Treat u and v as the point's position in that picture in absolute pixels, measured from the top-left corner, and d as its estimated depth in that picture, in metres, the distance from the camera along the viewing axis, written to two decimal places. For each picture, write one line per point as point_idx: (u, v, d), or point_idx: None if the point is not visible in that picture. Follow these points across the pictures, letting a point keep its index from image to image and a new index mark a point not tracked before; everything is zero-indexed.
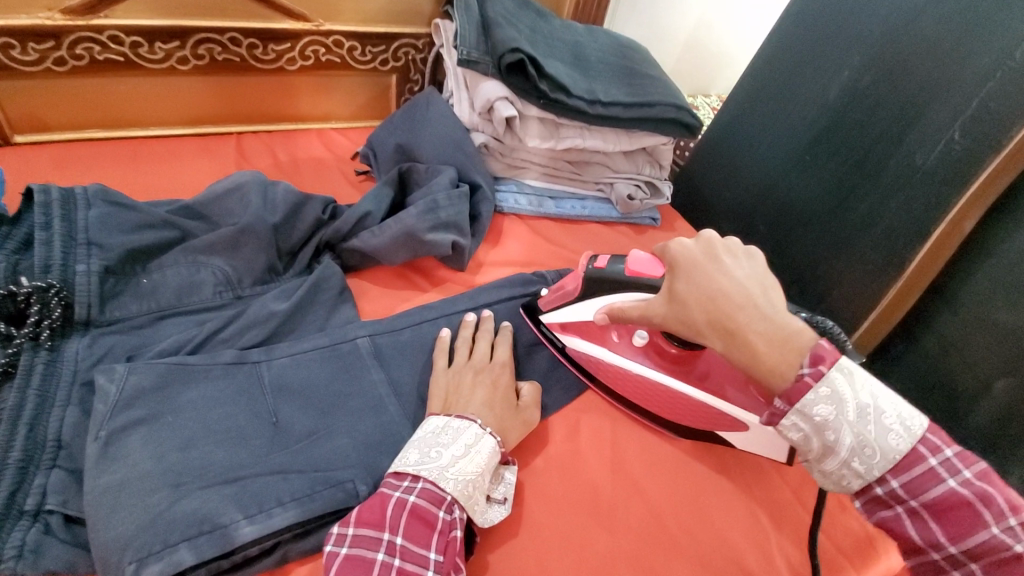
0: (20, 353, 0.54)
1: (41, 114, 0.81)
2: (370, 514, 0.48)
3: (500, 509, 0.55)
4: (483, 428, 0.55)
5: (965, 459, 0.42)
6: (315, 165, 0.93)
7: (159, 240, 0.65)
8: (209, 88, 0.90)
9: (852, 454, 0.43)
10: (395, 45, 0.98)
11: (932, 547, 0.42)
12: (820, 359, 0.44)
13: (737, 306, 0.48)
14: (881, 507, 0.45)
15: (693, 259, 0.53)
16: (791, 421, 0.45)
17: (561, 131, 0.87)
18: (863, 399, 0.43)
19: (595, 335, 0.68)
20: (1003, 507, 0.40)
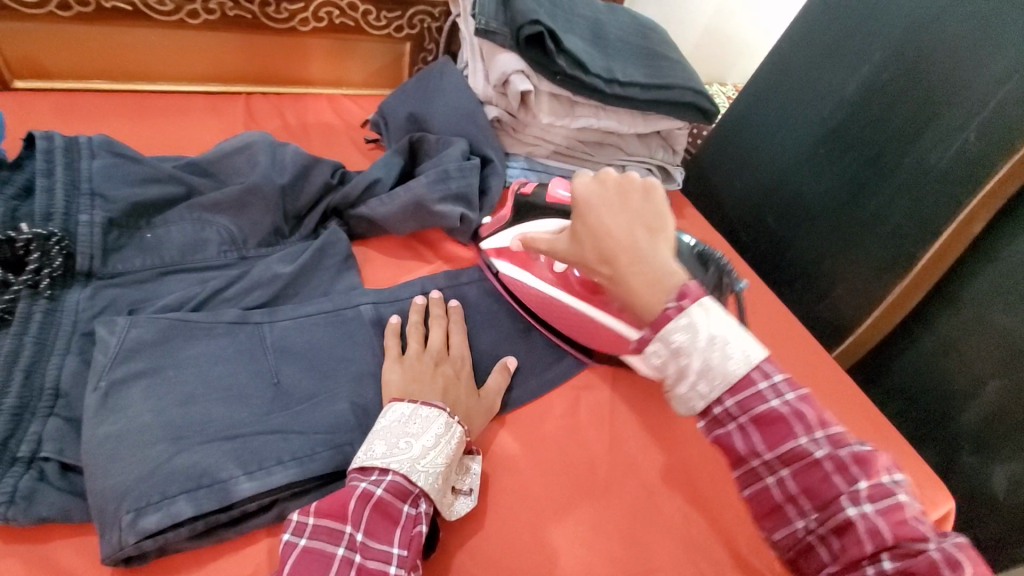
0: (18, 300, 0.53)
1: (44, 59, 0.80)
2: (332, 505, 0.46)
3: (466, 500, 0.54)
4: (453, 417, 0.53)
5: (790, 382, 0.43)
6: (325, 131, 0.91)
7: (165, 195, 0.64)
8: (219, 45, 0.88)
9: (698, 377, 0.43)
10: (410, 12, 0.95)
11: (752, 456, 0.43)
12: (685, 295, 0.44)
13: (624, 247, 0.48)
14: (716, 425, 0.44)
15: (590, 201, 0.51)
16: (654, 349, 0.44)
17: (576, 110, 0.86)
18: (713, 330, 0.43)
19: (525, 262, 0.68)
20: (813, 422, 0.42)
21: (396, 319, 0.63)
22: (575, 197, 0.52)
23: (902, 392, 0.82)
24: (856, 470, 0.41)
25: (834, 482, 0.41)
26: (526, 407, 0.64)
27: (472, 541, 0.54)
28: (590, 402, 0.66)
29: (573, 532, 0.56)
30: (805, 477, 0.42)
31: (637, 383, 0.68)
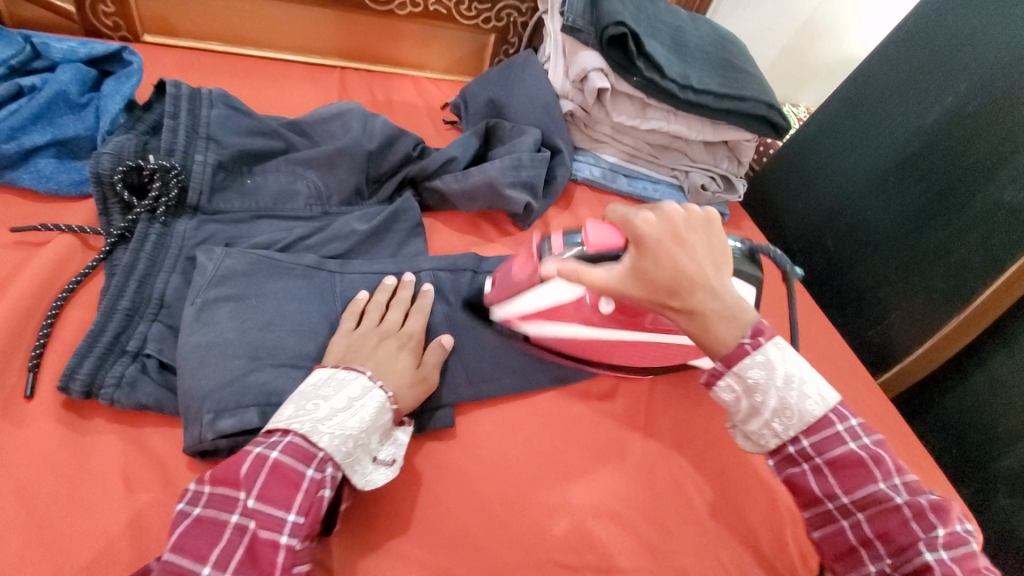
0: (138, 222, 0.62)
1: (171, 19, 0.90)
2: (226, 472, 0.45)
3: (386, 471, 0.52)
4: (373, 381, 0.54)
5: (865, 428, 0.49)
6: (408, 110, 0.97)
7: (267, 147, 0.71)
8: (321, 21, 0.95)
9: (774, 415, 0.49)
10: (499, 6, 1.00)
11: (828, 498, 0.48)
12: (760, 332, 0.49)
13: (698, 284, 0.49)
14: (791, 463, 0.50)
15: (659, 239, 0.49)
16: (727, 383, 0.49)
17: (648, 112, 0.89)
18: (789, 369, 0.49)
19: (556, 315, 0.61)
20: (891, 468, 0.47)
21: (363, 295, 0.63)
22: (643, 233, 0.50)
23: (949, 425, 0.82)
24: (934, 516, 0.44)
25: (912, 528, 0.44)
26: (567, 386, 0.67)
27: (504, 495, 0.58)
28: (628, 390, 0.68)
29: (597, 507, 0.58)
30: (881, 520, 0.45)
31: (676, 380, 0.70)
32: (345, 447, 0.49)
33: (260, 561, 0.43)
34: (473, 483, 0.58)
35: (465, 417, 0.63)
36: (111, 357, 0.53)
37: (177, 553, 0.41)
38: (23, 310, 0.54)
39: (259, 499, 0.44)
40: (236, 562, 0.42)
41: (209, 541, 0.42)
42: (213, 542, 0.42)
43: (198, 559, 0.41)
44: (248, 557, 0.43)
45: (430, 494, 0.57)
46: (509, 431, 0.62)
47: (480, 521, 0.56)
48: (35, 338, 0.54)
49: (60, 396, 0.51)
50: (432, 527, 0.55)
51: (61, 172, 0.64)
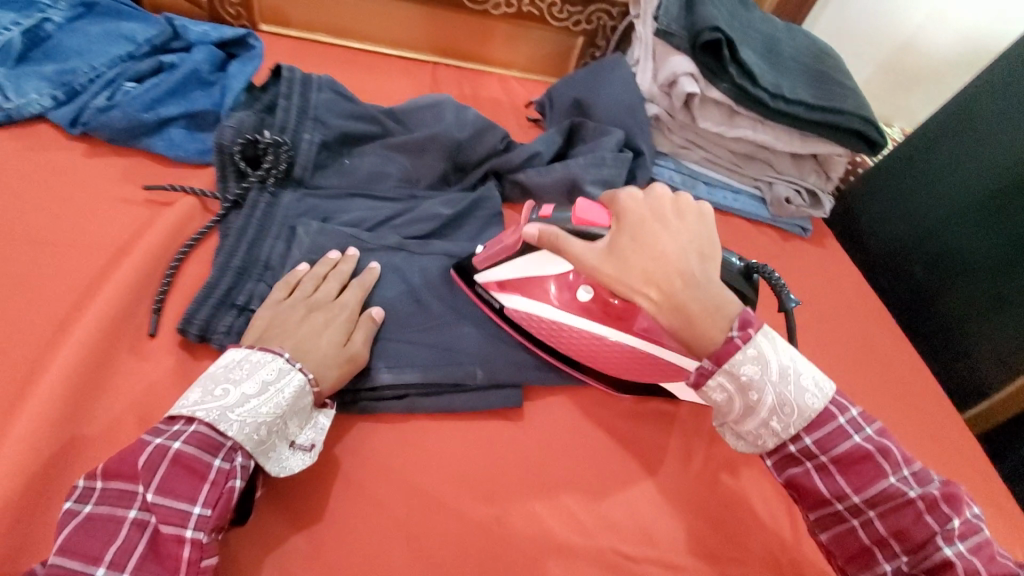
0: (251, 190, 0.67)
1: (286, 11, 0.97)
2: (121, 467, 0.45)
3: (303, 457, 0.52)
4: (291, 363, 0.52)
5: (868, 420, 0.50)
6: (493, 106, 1.00)
7: (367, 131, 0.76)
8: (419, 17, 1.00)
9: (771, 412, 0.49)
10: (591, 9, 1.02)
11: (838, 499, 0.50)
12: (748, 324, 0.48)
13: (678, 266, 0.49)
14: (793, 464, 0.51)
15: (642, 218, 0.52)
16: (718, 383, 0.48)
17: (735, 120, 0.88)
18: (781, 360, 0.48)
19: (532, 292, 0.62)
20: (898, 460, 0.49)
21: (302, 267, 0.62)
22: (626, 207, 0.53)
23: None
24: (945, 508, 0.47)
25: (926, 521, 0.47)
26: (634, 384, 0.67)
27: (569, 478, 0.59)
28: (696, 396, 0.67)
29: (658, 505, 0.59)
30: (893, 519, 0.48)
31: None
32: (256, 435, 0.48)
33: (164, 556, 0.43)
34: (538, 465, 0.59)
35: (534, 400, 0.64)
36: (223, 309, 0.58)
37: (66, 554, 0.41)
38: (151, 259, 0.61)
39: (157, 492, 0.44)
40: (136, 558, 0.42)
41: (104, 538, 0.42)
42: (107, 538, 0.42)
43: (91, 559, 0.41)
44: (152, 550, 0.43)
45: (498, 470, 0.58)
46: (576, 419, 0.63)
47: (545, 498, 0.57)
48: (158, 286, 0.60)
49: (177, 338, 0.57)
50: (500, 499, 0.56)
51: (189, 141, 0.71)
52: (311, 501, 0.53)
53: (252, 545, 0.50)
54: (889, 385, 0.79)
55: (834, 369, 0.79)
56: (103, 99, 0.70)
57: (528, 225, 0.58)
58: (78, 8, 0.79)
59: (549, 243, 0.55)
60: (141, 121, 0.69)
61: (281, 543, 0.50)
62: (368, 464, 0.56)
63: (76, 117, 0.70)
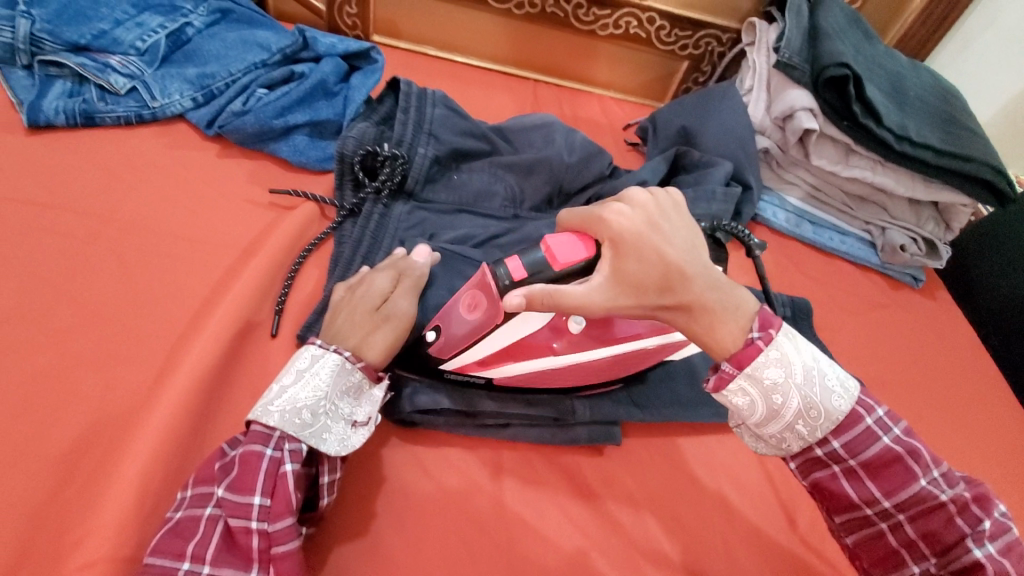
0: (367, 201, 0.70)
1: (399, 24, 1.00)
2: (204, 472, 0.47)
3: (364, 431, 0.51)
4: (324, 346, 0.51)
5: (893, 417, 0.45)
6: (591, 126, 1.00)
7: (476, 149, 0.77)
8: (525, 34, 1.01)
9: (797, 417, 0.44)
10: (700, 34, 1.00)
11: (868, 503, 0.45)
12: (769, 324, 0.45)
13: (688, 278, 0.44)
14: (818, 467, 0.46)
15: (636, 232, 0.45)
16: (738, 385, 0.44)
17: (851, 159, 0.84)
18: (803, 361, 0.44)
19: (530, 350, 0.55)
20: (927, 460, 0.44)
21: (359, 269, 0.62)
22: (618, 226, 0.45)
23: None
24: (977, 508, 0.42)
25: (957, 524, 0.42)
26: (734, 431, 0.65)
27: (666, 523, 0.57)
28: None
29: (760, 561, 0.56)
30: (925, 521, 0.43)
31: None
32: (298, 419, 0.47)
33: (240, 548, 0.44)
34: (637, 507, 0.57)
35: (633, 437, 0.62)
36: None
37: (156, 552, 0.43)
38: (276, 263, 0.64)
39: (226, 489, 0.45)
40: (214, 549, 0.43)
41: (186, 536, 0.43)
42: (190, 536, 0.44)
43: (176, 556, 0.43)
44: (227, 544, 0.44)
45: (597, 507, 0.57)
46: (675, 462, 0.61)
47: (643, 541, 0.56)
48: (280, 288, 0.63)
49: (296, 341, 0.59)
50: (597, 538, 0.55)
51: (311, 149, 0.74)
52: (416, 517, 0.53)
53: (360, 555, 0.51)
54: (1010, 459, 0.73)
55: (949, 434, 0.73)
56: (239, 103, 0.74)
57: (506, 293, 0.46)
58: (215, 14, 0.84)
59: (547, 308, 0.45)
60: (270, 127, 0.72)
61: (384, 554, 0.51)
62: (471, 486, 0.56)
63: (212, 119, 0.74)
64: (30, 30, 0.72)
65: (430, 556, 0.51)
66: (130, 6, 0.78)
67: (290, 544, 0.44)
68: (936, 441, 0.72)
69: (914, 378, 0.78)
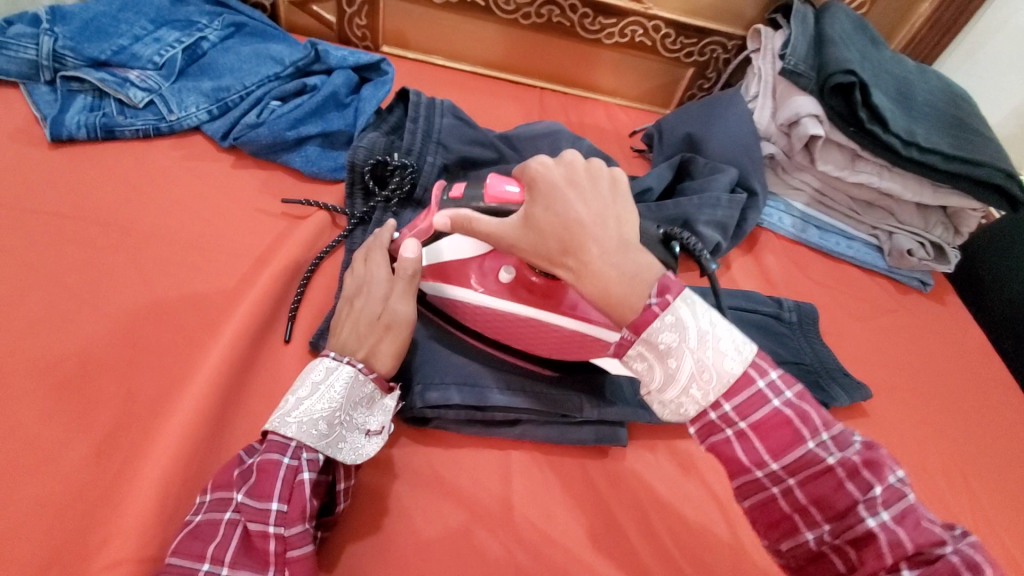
0: (378, 209, 0.71)
1: (408, 35, 1.02)
2: (223, 477, 0.49)
3: (377, 440, 0.52)
4: (338, 359, 0.53)
5: (787, 380, 0.41)
6: (597, 133, 1.01)
7: (484, 157, 0.78)
8: (532, 43, 1.03)
9: (691, 380, 0.41)
10: (705, 42, 1.01)
11: (755, 466, 0.40)
12: (666, 289, 0.41)
13: (588, 232, 0.43)
14: (712, 432, 0.42)
15: (551, 183, 0.45)
16: (637, 351, 0.43)
17: (858, 165, 0.84)
18: (701, 325, 0.41)
19: (462, 280, 0.61)
20: (816, 423, 0.40)
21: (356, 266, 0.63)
22: (535, 175, 0.46)
23: None
24: (868, 473, 0.38)
25: (848, 489, 0.38)
26: None
27: (674, 528, 0.57)
28: None
29: (767, 567, 0.57)
30: (814, 486, 0.39)
31: None
32: (315, 430, 0.49)
33: (257, 551, 0.45)
34: (644, 511, 0.58)
35: (639, 442, 0.63)
36: None
37: (177, 554, 0.44)
38: (289, 271, 0.65)
39: (245, 494, 0.47)
40: (233, 552, 0.45)
41: (206, 539, 0.45)
42: (209, 539, 0.45)
43: (197, 557, 0.44)
44: (245, 547, 0.45)
45: (604, 511, 0.57)
46: (682, 467, 0.62)
47: (652, 547, 0.56)
48: (292, 296, 0.64)
49: (309, 347, 0.61)
50: (605, 543, 0.55)
51: (322, 159, 0.76)
52: (425, 520, 0.54)
53: (371, 559, 0.51)
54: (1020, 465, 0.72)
55: (959, 440, 0.73)
56: (253, 116, 0.76)
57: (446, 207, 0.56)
58: (229, 28, 0.86)
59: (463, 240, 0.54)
60: (283, 138, 0.74)
61: (393, 556, 0.52)
62: (479, 489, 0.57)
63: (227, 131, 0.76)
64: (53, 47, 0.75)
65: (438, 559, 0.52)
66: (148, 22, 0.81)
67: (305, 549, 0.45)
68: (944, 446, 0.72)
69: (922, 382, 0.78)
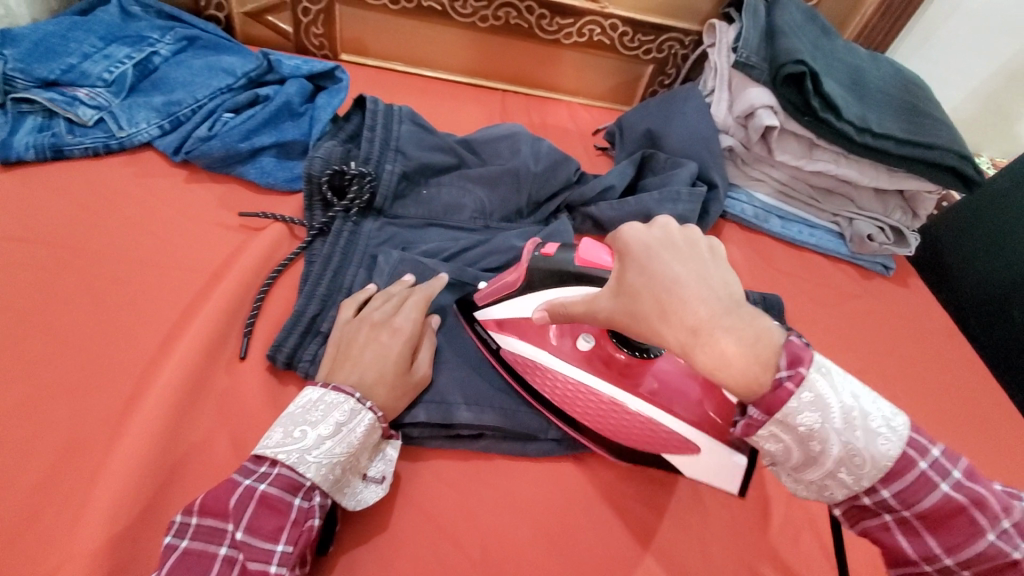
0: (336, 219, 0.70)
1: (365, 41, 1.01)
2: (213, 502, 0.46)
3: (376, 488, 0.53)
4: (362, 403, 0.52)
5: (952, 457, 0.38)
6: (561, 133, 1.01)
7: (444, 163, 0.78)
8: (491, 46, 1.02)
9: (839, 464, 0.36)
10: (663, 38, 1.01)
11: (924, 560, 0.38)
12: (797, 359, 0.35)
13: (690, 297, 0.37)
14: (867, 516, 0.39)
15: (642, 248, 0.41)
16: (769, 431, 0.37)
17: (815, 153, 0.85)
18: (846, 401, 0.36)
19: (532, 336, 0.60)
20: (996, 510, 0.36)
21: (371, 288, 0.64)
22: (626, 243, 0.42)
23: None
24: None
25: None
26: None
27: (642, 525, 0.57)
28: None
29: (736, 558, 0.57)
30: None
31: None
32: (332, 475, 0.49)
33: None
34: (611, 509, 0.58)
35: None
36: (308, 336, 0.61)
37: None
38: (244, 284, 0.64)
39: (246, 531, 0.45)
40: None
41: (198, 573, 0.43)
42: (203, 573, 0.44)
43: None
44: None
45: (571, 512, 0.57)
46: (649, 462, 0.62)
47: (619, 544, 0.56)
48: (249, 312, 0.63)
49: (266, 361, 0.60)
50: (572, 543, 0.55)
51: (279, 170, 0.75)
52: (389, 532, 0.53)
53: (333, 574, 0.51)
54: (990, 442, 0.73)
55: (928, 421, 0.74)
56: (205, 129, 0.75)
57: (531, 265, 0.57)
58: (181, 42, 0.85)
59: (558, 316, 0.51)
60: (237, 150, 0.73)
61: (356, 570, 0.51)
62: (446, 498, 0.56)
63: (179, 145, 0.75)
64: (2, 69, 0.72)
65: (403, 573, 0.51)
66: (98, 40, 0.79)
67: None
68: None
69: (887, 365, 0.79)
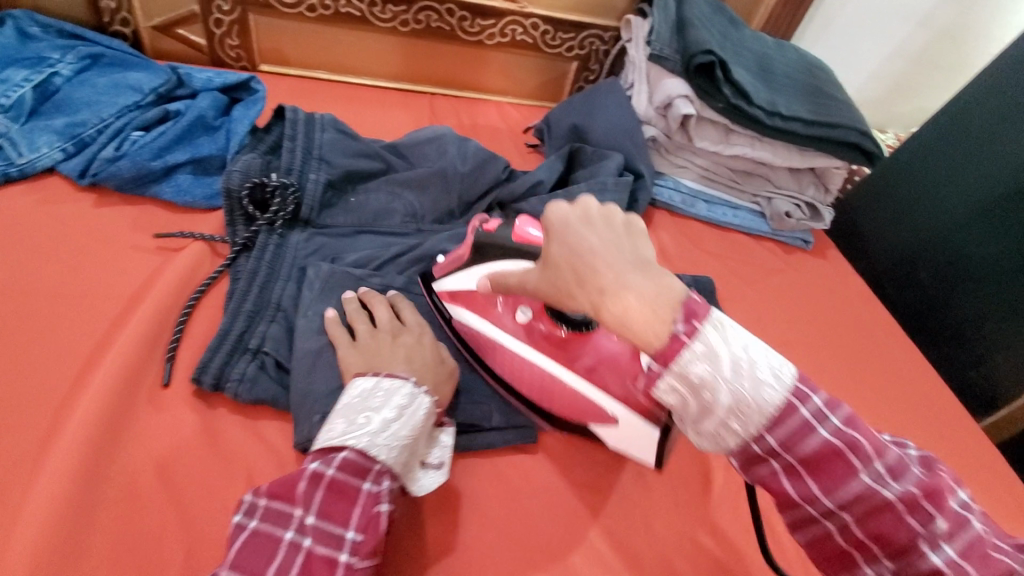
0: (260, 233, 0.68)
1: (284, 50, 0.99)
2: (282, 486, 0.45)
3: (436, 474, 0.53)
4: (418, 386, 0.52)
5: (831, 405, 0.38)
6: (491, 133, 1.02)
7: (370, 169, 0.77)
8: (415, 49, 1.02)
9: (729, 413, 0.37)
10: (583, 35, 1.04)
11: (807, 504, 0.38)
12: (692, 313, 0.37)
13: (601, 266, 0.39)
14: (758, 467, 0.39)
15: (562, 224, 0.42)
16: (668, 384, 0.37)
17: (731, 138, 0.89)
18: (735, 353, 0.37)
19: (479, 308, 0.61)
20: (869, 451, 0.37)
21: (332, 313, 0.61)
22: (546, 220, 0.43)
23: None
24: (928, 504, 0.36)
25: (909, 523, 0.36)
26: None
27: (588, 509, 0.58)
28: None
29: (680, 531, 0.58)
30: (874, 523, 0.37)
31: None
32: (400, 458, 0.48)
33: None
34: (558, 498, 0.58)
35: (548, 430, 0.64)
36: (236, 353, 0.59)
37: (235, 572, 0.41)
38: (164, 308, 0.61)
39: (317, 516, 0.44)
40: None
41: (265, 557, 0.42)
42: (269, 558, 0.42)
43: None
44: None
45: (519, 505, 0.57)
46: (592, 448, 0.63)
47: (568, 531, 0.56)
48: (170, 336, 0.60)
49: (192, 385, 0.57)
50: (521, 535, 0.55)
51: (196, 187, 0.73)
52: None
53: None
54: (905, 396, 0.78)
55: (850, 382, 0.78)
56: (112, 149, 0.71)
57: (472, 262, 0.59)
58: (85, 60, 0.80)
59: (497, 285, 0.54)
60: (149, 168, 0.70)
61: None
62: None
63: (85, 168, 0.71)
64: None
65: None
66: None
67: None
68: (835, 389, 0.77)
69: (811, 332, 0.84)
